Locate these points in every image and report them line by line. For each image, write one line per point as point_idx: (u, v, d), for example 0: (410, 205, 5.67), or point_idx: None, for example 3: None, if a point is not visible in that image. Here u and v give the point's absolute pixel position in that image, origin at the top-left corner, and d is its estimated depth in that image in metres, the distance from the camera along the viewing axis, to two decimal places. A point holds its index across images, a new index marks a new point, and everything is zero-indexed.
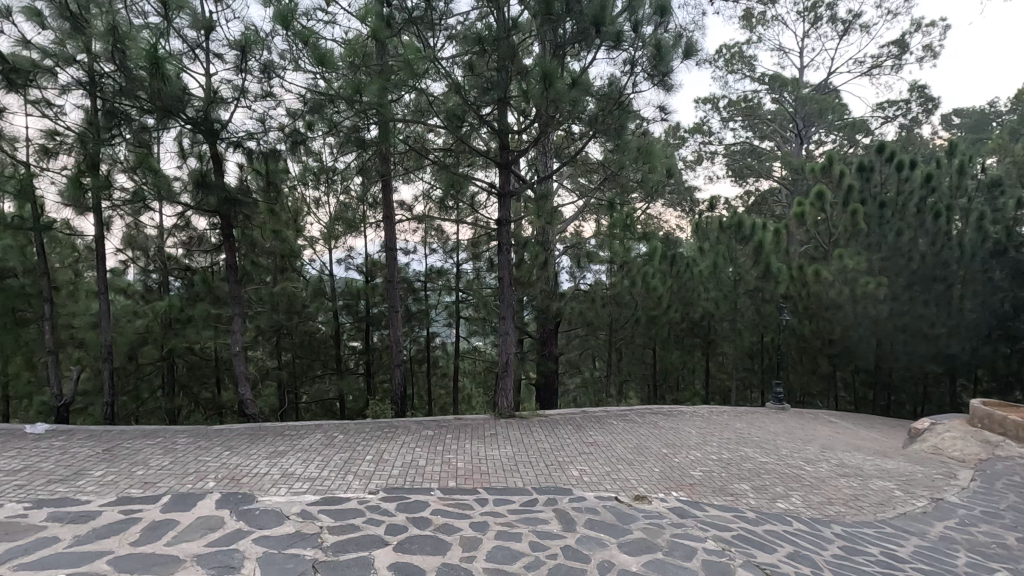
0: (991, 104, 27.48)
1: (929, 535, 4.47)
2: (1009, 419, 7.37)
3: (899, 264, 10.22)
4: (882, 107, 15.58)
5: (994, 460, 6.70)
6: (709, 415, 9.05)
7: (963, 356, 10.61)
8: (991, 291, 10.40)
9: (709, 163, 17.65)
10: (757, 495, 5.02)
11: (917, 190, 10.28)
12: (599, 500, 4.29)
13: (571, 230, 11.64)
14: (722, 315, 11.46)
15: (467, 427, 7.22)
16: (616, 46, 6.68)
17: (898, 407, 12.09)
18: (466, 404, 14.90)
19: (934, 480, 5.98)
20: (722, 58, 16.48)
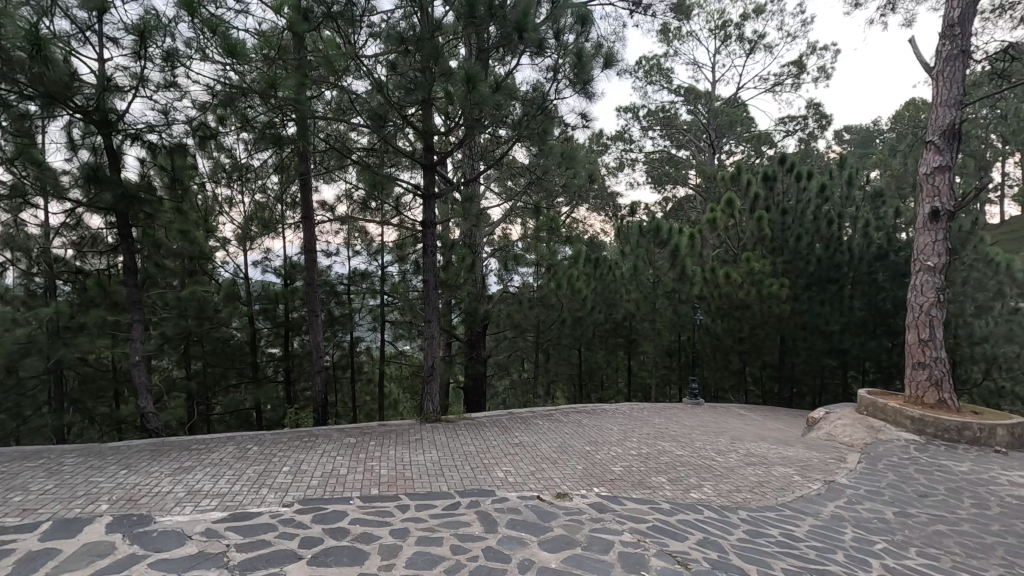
0: (873, 122, 30.67)
1: (822, 514, 4.87)
2: (889, 406, 8.18)
3: (798, 267, 11.17)
4: (784, 121, 16.91)
5: (877, 444, 7.42)
6: (629, 412, 9.41)
7: (853, 350, 11.67)
8: (875, 291, 11.51)
9: (631, 169, 18.41)
10: (672, 486, 5.27)
11: (813, 199, 11.22)
12: (522, 500, 4.34)
13: (499, 233, 11.69)
14: (642, 316, 11.96)
15: (392, 433, 7.06)
16: (539, 53, 6.82)
17: (799, 398, 13.12)
18: (392, 409, 14.59)
19: (828, 464, 6.53)
20: (641, 69, 17.26)
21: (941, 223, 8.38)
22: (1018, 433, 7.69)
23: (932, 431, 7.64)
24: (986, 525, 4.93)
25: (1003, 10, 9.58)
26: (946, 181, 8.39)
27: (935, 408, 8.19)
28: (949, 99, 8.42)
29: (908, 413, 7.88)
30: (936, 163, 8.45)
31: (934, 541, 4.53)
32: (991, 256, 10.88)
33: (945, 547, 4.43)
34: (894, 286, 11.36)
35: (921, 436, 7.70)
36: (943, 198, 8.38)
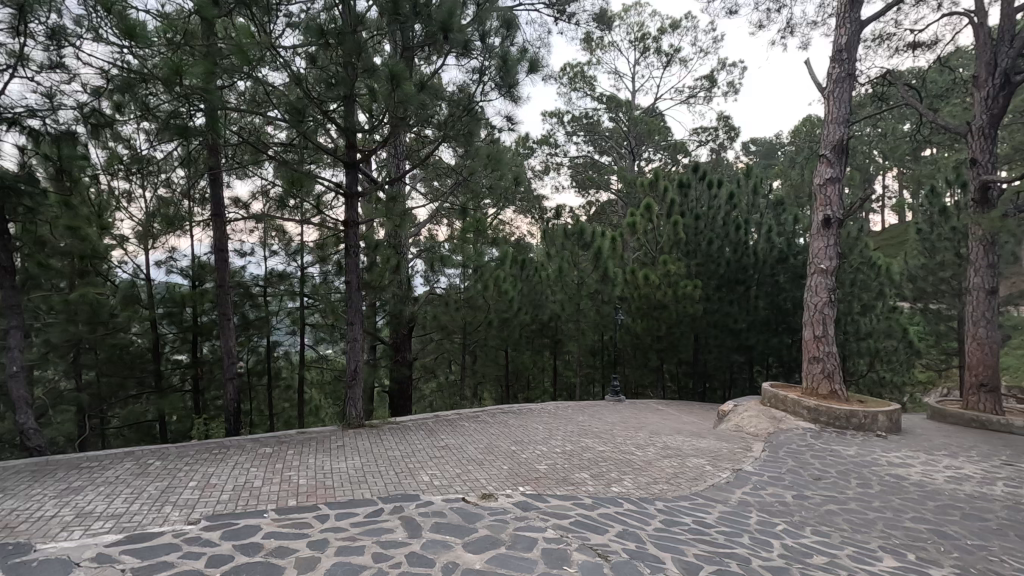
0: (775, 136, 33.23)
1: (731, 501, 5.20)
2: (789, 398, 8.88)
3: (710, 269, 11.94)
4: (697, 132, 17.94)
5: (779, 433, 8.04)
6: (554, 411, 9.60)
7: (758, 347, 12.56)
8: (777, 292, 12.45)
9: (556, 173, 18.81)
10: (594, 482, 5.42)
11: (723, 206, 11.99)
12: (446, 502, 4.31)
13: (425, 234, 11.56)
14: (567, 316, 12.24)
15: (312, 441, 6.78)
16: (465, 54, 6.80)
17: (712, 392, 13.94)
18: (313, 416, 14.00)
19: (736, 454, 6.98)
20: (566, 75, 17.69)
21: (832, 229, 9.21)
22: (895, 418, 8.60)
23: (825, 419, 8.39)
24: (869, 502, 5.47)
25: (881, 40, 10.72)
26: (835, 192, 9.25)
27: (828, 398, 8.99)
28: (838, 117, 9.29)
29: (805, 403, 8.59)
30: (827, 175, 9.28)
31: (826, 520, 4.96)
32: (873, 260, 12.10)
33: (836, 525, 4.86)
34: (793, 287, 12.35)
35: (816, 424, 8.43)
36: (834, 207, 9.24)
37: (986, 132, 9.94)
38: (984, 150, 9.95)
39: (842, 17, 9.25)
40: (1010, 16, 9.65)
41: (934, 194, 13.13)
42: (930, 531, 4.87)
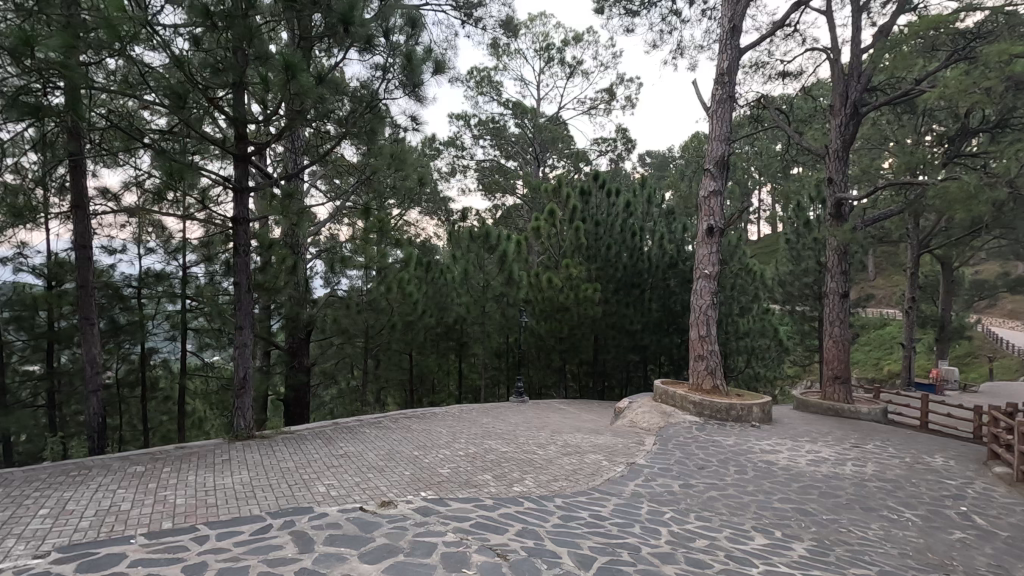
0: (669, 150, 35.56)
1: (624, 493, 5.48)
2: (678, 394, 9.49)
3: (609, 273, 12.50)
4: (598, 142, 18.74)
5: (669, 427, 8.59)
6: (459, 414, 9.55)
7: (652, 346, 13.37)
8: (669, 295, 13.32)
9: (462, 176, 18.79)
10: (496, 483, 5.47)
11: (621, 213, 12.63)
12: (342, 513, 4.13)
13: (325, 234, 11.08)
14: (473, 319, 12.25)
15: (192, 457, 6.21)
16: (368, 50, 6.59)
17: (610, 391, 14.60)
18: (196, 429, 12.86)
19: (630, 448, 7.37)
20: (473, 79, 17.74)
21: (715, 238, 10.03)
22: (767, 409, 9.52)
23: (708, 412, 9.10)
24: (745, 487, 5.99)
25: (756, 67, 11.87)
26: (718, 203, 10.09)
27: (711, 393, 9.76)
28: (720, 135, 10.13)
29: (691, 398, 9.24)
30: (711, 187, 10.08)
31: (708, 506, 5.37)
32: (750, 266, 13.33)
33: (716, 510, 5.28)
34: (682, 290, 13.28)
35: (701, 417, 9.10)
36: (716, 217, 10.06)
37: (839, 155, 11.31)
38: (839, 171, 11.31)
39: (724, 43, 10.10)
40: (858, 55, 11.07)
41: (800, 208, 14.73)
42: (794, 509, 5.44)
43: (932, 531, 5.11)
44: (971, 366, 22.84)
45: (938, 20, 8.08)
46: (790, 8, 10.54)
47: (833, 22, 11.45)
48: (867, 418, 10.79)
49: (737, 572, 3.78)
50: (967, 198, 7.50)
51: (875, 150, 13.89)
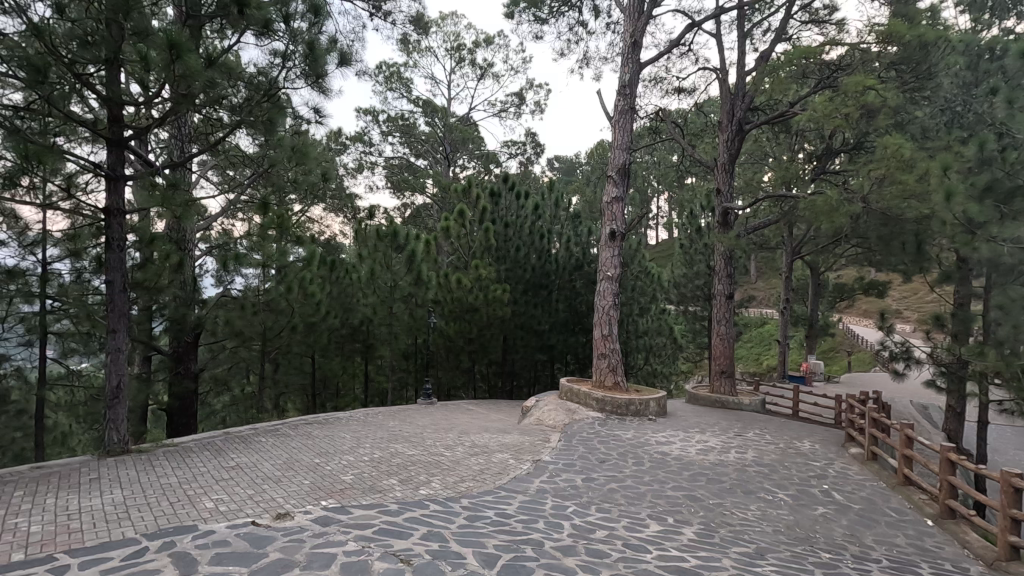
0: (575, 156, 36.83)
1: (530, 490, 5.59)
2: (582, 391, 9.85)
3: (517, 274, 12.70)
4: (507, 144, 19.00)
5: (573, 423, 8.88)
6: (364, 418, 9.25)
7: (558, 346, 13.76)
8: (574, 296, 13.78)
9: (370, 172, 18.23)
10: (402, 487, 5.36)
11: (529, 215, 12.88)
12: (232, 529, 3.85)
13: (217, 229, 10.29)
14: (379, 320, 11.91)
15: (53, 477, 5.50)
16: (266, 34, 6.19)
17: (518, 390, 14.84)
18: (58, 446, 11.40)
19: (536, 446, 7.54)
20: (381, 73, 17.28)
21: (617, 242, 10.52)
22: (662, 403, 10.13)
23: (610, 408, 9.52)
24: (641, 478, 6.34)
25: (655, 82, 12.61)
26: (619, 209, 10.59)
27: (612, 389, 10.22)
28: (621, 144, 10.65)
29: (594, 395, 9.62)
30: (614, 194, 10.56)
31: (608, 497, 5.62)
32: (648, 269, 14.13)
33: (615, 501, 5.54)
34: (586, 292, 13.79)
35: (603, 413, 9.50)
36: (618, 222, 10.54)
37: (726, 167, 12.30)
38: (726, 182, 12.30)
39: (625, 58, 10.62)
40: (742, 78, 12.11)
41: (692, 215, 15.85)
42: (685, 496, 5.84)
43: (800, 508, 5.70)
44: (833, 359, 25.79)
45: (808, 50, 9.04)
46: (684, 29, 11.29)
47: (722, 45, 12.44)
48: (748, 408, 11.83)
49: (633, 558, 3.98)
50: (830, 210, 8.46)
51: (757, 165, 15.27)
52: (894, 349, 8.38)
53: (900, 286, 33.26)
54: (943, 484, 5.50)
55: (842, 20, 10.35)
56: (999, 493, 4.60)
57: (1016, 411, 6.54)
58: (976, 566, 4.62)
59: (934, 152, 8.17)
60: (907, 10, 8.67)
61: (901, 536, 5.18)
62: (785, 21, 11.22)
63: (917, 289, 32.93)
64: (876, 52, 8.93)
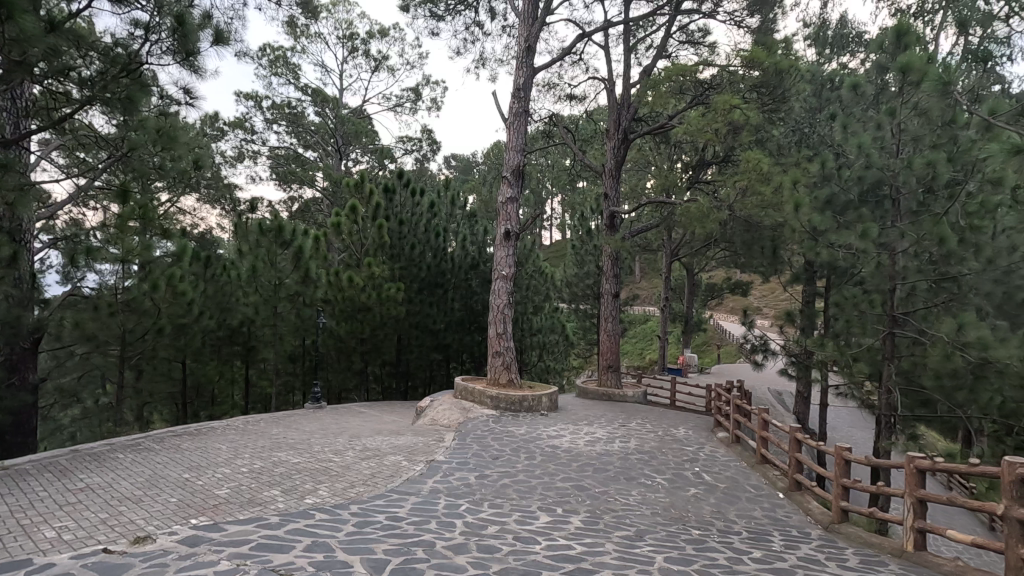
0: (472, 155, 36.99)
1: (422, 491, 5.53)
2: (476, 389, 9.91)
3: (412, 273, 12.45)
4: (402, 140, 18.59)
5: (468, 421, 8.92)
6: (244, 427, 8.59)
7: (454, 345, 13.73)
8: (470, 295, 13.83)
9: (252, 162, 16.93)
10: (285, 497, 5.05)
11: (424, 213, 12.69)
12: (77, 559, 3.39)
13: (64, 218, 9.00)
14: (262, 320, 11.11)
15: None
16: (124, 1, 5.51)
17: (413, 390, 14.61)
18: None
19: (430, 446, 7.46)
20: (265, 56, 16.10)
21: (511, 242, 10.70)
22: (553, 399, 10.49)
23: (504, 405, 9.68)
24: (533, 472, 6.52)
25: (548, 87, 12.99)
26: (513, 210, 10.79)
27: (506, 386, 10.39)
28: (516, 145, 10.85)
29: (488, 393, 9.73)
30: (508, 194, 10.74)
31: (500, 493, 5.71)
32: (542, 269, 14.54)
33: (507, 496, 5.64)
34: (482, 291, 13.91)
35: (497, 410, 9.64)
36: (512, 222, 10.74)
37: (613, 173, 13.02)
38: (613, 188, 13.00)
39: (520, 62, 10.84)
40: (628, 89, 12.86)
41: (583, 218, 16.55)
42: (573, 486, 6.09)
43: (675, 491, 6.18)
44: (705, 353, 28.26)
45: (684, 69, 9.81)
46: (576, 38, 11.74)
47: (610, 57, 13.10)
48: (632, 400, 12.60)
49: (524, 551, 4.08)
50: (702, 216, 9.26)
51: (641, 172, 16.31)
52: (754, 342, 9.35)
53: (760, 285, 37.26)
54: (792, 461, 6.22)
55: (713, 44, 11.34)
56: (834, 465, 5.28)
57: (848, 394, 7.60)
58: (816, 530, 5.30)
59: (787, 167, 9.22)
60: (766, 39, 9.69)
61: (758, 509, 5.80)
62: (665, 39, 12.06)
63: (774, 288, 37.11)
64: (741, 75, 9.90)
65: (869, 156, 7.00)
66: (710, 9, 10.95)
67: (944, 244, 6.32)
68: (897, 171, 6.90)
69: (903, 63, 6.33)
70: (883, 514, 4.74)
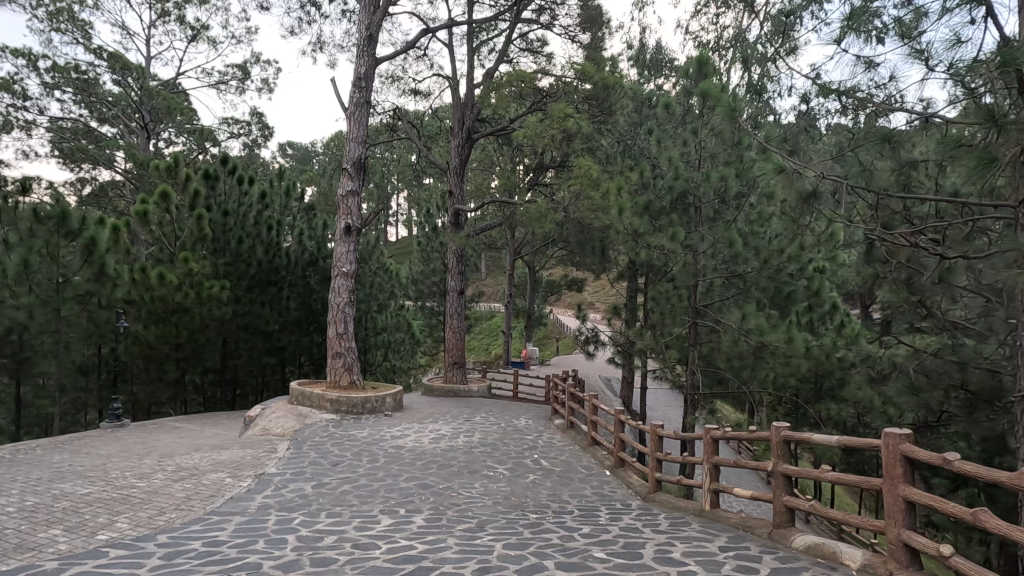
0: (311, 145, 34.81)
1: (249, 509, 5.03)
2: (314, 393, 9.33)
3: (240, 269, 11.25)
4: (227, 121, 16.75)
5: (304, 428, 8.35)
6: (13, 457, 7.05)
7: (289, 347, 12.77)
8: (308, 293, 12.92)
9: (24, 134, 13.91)
10: (69, 537, 4.24)
11: (254, 204, 11.55)
12: None
13: None
14: (40, 326, 9.22)
15: None
16: None
17: (243, 398, 13.28)
18: None
19: (259, 458, 6.83)
20: (42, 7, 13.32)
21: (352, 237, 10.23)
22: (398, 398, 10.29)
23: (345, 408, 9.26)
24: (375, 475, 6.32)
25: (391, 79, 12.68)
26: (354, 204, 10.33)
27: (347, 389, 9.92)
28: (357, 137, 10.38)
29: (327, 396, 9.23)
30: (349, 187, 10.27)
31: (339, 501, 5.44)
32: (386, 265, 14.15)
33: (347, 503, 5.39)
34: (321, 288, 13.09)
35: (337, 414, 9.18)
36: (353, 217, 10.29)
37: (457, 171, 13.16)
38: (457, 186, 13.15)
39: (361, 49, 10.41)
40: (472, 89, 13.08)
41: (429, 215, 16.47)
42: (416, 485, 6.04)
43: (515, 479, 6.46)
44: (546, 346, 30.00)
45: (524, 75, 10.26)
46: (419, 33, 11.60)
47: (454, 56, 13.21)
48: (477, 395, 12.89)
49: (361, 558, 3.92)
50: (540, 217, 9.77)
51: (485, 172, 16.71)
52: (587, 334, 10.13)
53: (593, 283, 40.62)
54: (617, 441, 6.86)
55: (550, 54, 12.03)
56: (650, 441, 5.94)
57: (662, 377, 8.62)
58: (636, 501, 5.92)
59: (613, 174, 10.14)
60: (595, 56, 10.55)
61: (588, 488, 6.31)
62: (506, 44, 12.50)
63: (605, 285, 40.70)
64: (574, 86, 10.64)
65: (677, 169, 7.99)
66: (547, 21, 11.60)
67: (733, 247, 7.44)
68: (699, 183, 7.98)
69: (703, 89, 7.27)
70: (688, 481, 5.43)
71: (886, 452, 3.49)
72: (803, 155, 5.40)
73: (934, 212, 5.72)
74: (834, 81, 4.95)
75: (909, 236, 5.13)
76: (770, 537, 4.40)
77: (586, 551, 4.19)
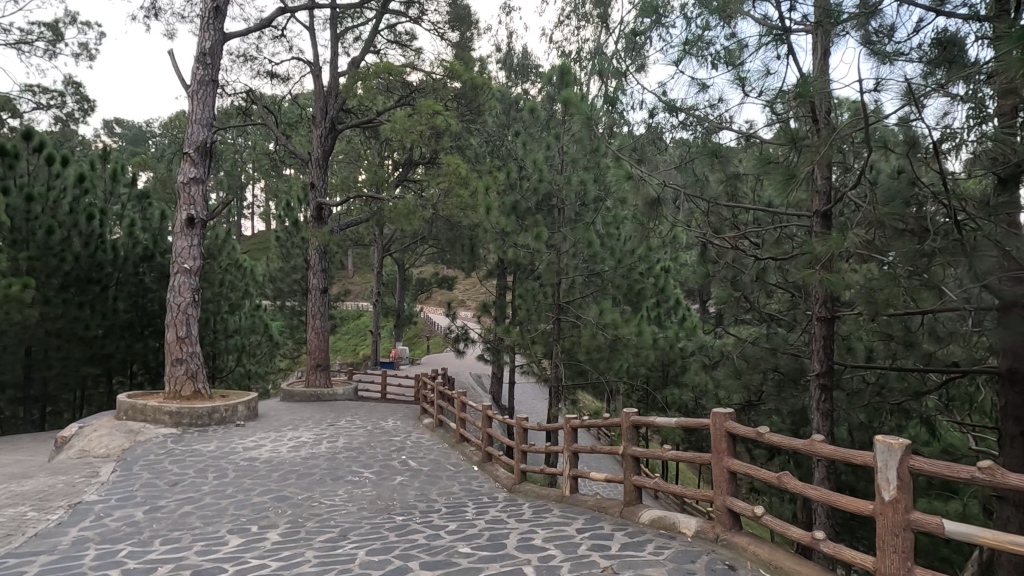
0: (147, 124, 30.82)
1: (60, 546, 4.30)
2: (148, 405, 8.22)
3: (49, 264, 9.55)
4: (33, 89, 14.12)
5: (135, 445, 7.34)
6: None
7: (117, 354, 11.13)
8: (141, 294, 11.13)
9: None
10: None
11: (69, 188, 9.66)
12: None
13: None
14: None
15: None
16: None
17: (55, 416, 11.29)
18: None
19: (75, 485, 5.86)
20: None
21: (196, 230, 9.23)
22: (252, 406, 9.46)
23: (187, 420, 8.29)
24: (223, 492, 5.74)
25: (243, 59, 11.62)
26: (198, 193, 9.30)
27: (191, 398, 8.91)
28: (201, 119, 9.33)
29: (166, 408, 8.20)
30: (192, 174, 9.19)
31: (178, 524, 4.87)
32: (239, 262, 12.89)
33: (188, 526, 4.84)
34: (159, 287, 11.37)
35: (178, 427, 8.20)
36: (197, 208, 9.28)
37: (320, 163, 12.41)
38: (320, 178, 12.43)
39: (205, 21, 9.39)
40: (336, 77, 12.44)
41: (289, 208, 15.36)
42: (273, 498, 5.61)
43: (382, 482, 6.29)
44: (416, 344, 29.61)
45: (391, 67, 10.00)
46: (276, 11, 10.76)
47: (315, 40, 12.46)
48: (342, 398, 12.32)
49: None
50: (407, 214, 9.60)
51: (352, 165, 16.02)
52: (456, 332, 10.16)
53: (464, 281, 40.88)
54: (484, 436, 6.97)
55: (419, 49, 11.88)
56: (516, 434, 6.11)
57: (529, 372, 8.92)
58: (502, 493, 6.08)
59: (481, 174, 10.28)
60: (464, 55, 10.61)
61: (456, 484, 6.34)
62: (373, 34, 12.08)
63: (475, 283, 41.14)
64: (443, 83, 10.59)
65: (542, 171, 8.33)
66: (415, 15, 11.42)
67: (591, 247, 7.93)
68: (561, 186, 8.39)
69: (564, 96, 7.62)
70: (549, 470, 5.69)
71: (714, 430, 3.94)
72: (650, 164, 5.91)
73: (754, 220, 6.60)
74: (676, 98, 5.48)
75: (734, 240, 5.87)
76: (620, 514, 4.77)
77: (451, 548, 4.21)
